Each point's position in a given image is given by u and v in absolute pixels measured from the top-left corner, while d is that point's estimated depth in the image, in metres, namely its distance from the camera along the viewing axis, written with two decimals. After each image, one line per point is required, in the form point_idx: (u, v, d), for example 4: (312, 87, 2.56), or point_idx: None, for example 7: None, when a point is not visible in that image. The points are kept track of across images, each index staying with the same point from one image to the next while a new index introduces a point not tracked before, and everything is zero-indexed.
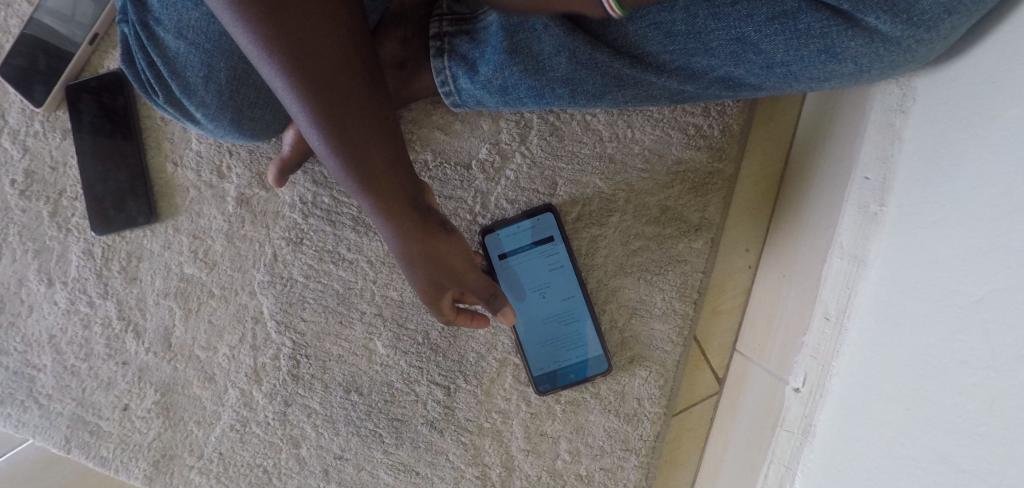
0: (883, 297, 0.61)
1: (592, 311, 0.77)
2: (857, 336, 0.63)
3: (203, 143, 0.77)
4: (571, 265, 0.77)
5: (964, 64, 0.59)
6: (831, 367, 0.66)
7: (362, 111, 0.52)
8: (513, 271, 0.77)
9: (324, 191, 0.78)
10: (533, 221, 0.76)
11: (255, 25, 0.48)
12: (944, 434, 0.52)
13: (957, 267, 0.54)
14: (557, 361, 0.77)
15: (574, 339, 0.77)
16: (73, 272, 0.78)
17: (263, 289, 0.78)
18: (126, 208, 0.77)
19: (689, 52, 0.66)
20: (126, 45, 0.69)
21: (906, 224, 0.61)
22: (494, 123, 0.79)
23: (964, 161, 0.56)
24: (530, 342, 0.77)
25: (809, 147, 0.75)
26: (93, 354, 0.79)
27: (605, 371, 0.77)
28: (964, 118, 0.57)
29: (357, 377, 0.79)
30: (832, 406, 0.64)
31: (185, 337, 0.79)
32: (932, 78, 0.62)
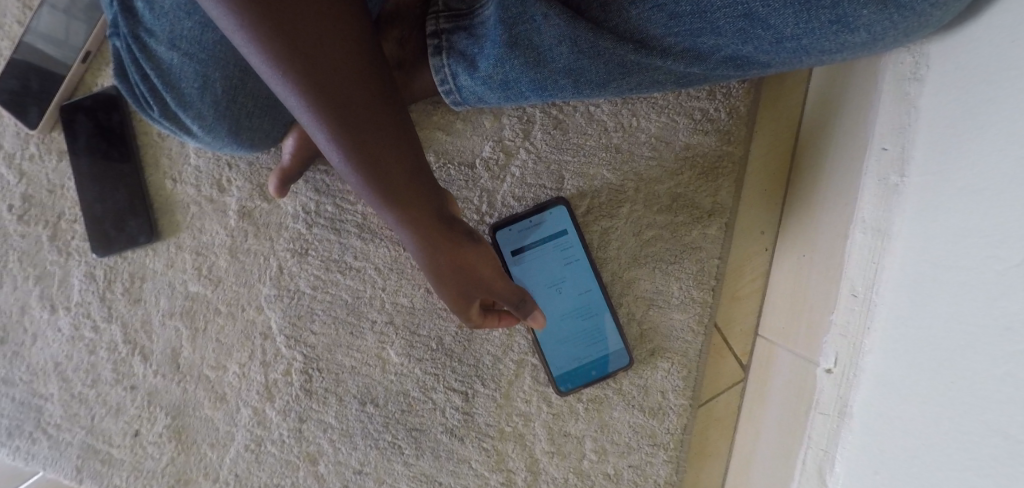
0: (913, 269, 0.60)
1: (609, 303, 0.75)
2: (888, 311, 0.61)
3: (202, 158, 0.76)
4: (586, 258, 0.75)
5: (977, 24, 0.56)
6: (863, 346, 0.63)
7: (379, 122, 0.51)
8: (526, 269, 0.75)
9: (326, 199, 0.76)
10: (544, 214, 0.75)
11: (265, 44, 0.47)
12: (994, 404, 0.50)
13: (990, 235, 0.52)
14: (578, 358, 0.75)
15: (593, 334, 0.75)
16: (76, 296, 0.76)
17: (270, 303, 0.76)
18: (126, 228, 0.75)
19: (694, 32, 0.64)
20: (119, 60, 0.67)
21: (931, 193, 0.59)
22: (496, 120, 0.77)
23: (988, 125, 0.54)
24: (548, 341, 0.75)
25: (817, 124, 0.74)
26: (100, 380, 0.77)
27: (627, 364, 0.76)
28: (984, 80, 0.55)
29: (371, 388, 0.76)
30: (868, 385, 0.62)
31: (194, 357, 0.77)
32: (947, 42, 0.60)
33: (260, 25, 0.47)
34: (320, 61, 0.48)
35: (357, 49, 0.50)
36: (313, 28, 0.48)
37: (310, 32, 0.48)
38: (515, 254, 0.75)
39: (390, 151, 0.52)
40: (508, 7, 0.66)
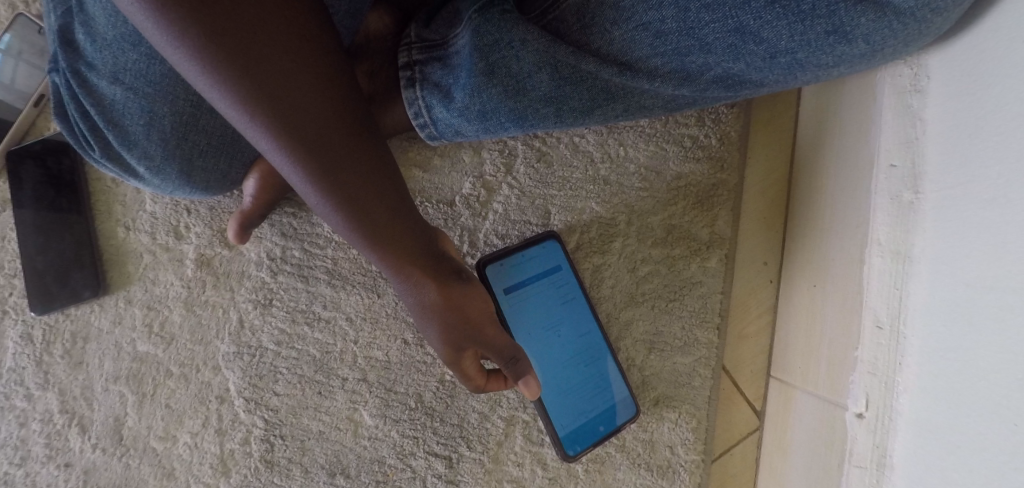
0: (944, 294, 0.54)
1: (611, 347, 0.69)
2: (922, 343, 0.55)
3: (158, 203, 0.70)
4: (582, 297, 0.69)
5: (985, 27, 0.53)
6: (896, 384, 0.57)
7: (360, 161, 0.46)
8: (520, 310, 0.67)
9: (294, 245, 0.70)
10: (537, 249, 0.69)
11: (229, 79, 0.41)
12: None
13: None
14: (582, 412, 0.67)
15: (597, 383, 0.68)
16: (9, 362, 0.68)
17: (228, 363, 0.69)
18: (69, 281, 0.68)
19: (682, 51, 0.60)
20: (58, 96, 0.62)
21: (952, 210, 0.54)
22: (476, 155, 0.73)
23: (1010, 134, 0.50)
24: (550, 392, 0.67)
25: (812, 143, 0.71)
26: (29, 458, 0.67)
27: (635, 416, 0.68)
28: (998, 86, 0.51)
29: (341, 456, 0.67)
30: (908, 430, 0.56)
31: (139, 426, 0.68)
32: (951, 51, 0.56)
33: (223, 66, 0.41)
34: (292, 102, 0.43)
35: (330, 81, 0.44)
36: (283, 64, 0.42)
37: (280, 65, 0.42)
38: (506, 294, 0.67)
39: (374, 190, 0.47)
40: (482, 34, 0.62)
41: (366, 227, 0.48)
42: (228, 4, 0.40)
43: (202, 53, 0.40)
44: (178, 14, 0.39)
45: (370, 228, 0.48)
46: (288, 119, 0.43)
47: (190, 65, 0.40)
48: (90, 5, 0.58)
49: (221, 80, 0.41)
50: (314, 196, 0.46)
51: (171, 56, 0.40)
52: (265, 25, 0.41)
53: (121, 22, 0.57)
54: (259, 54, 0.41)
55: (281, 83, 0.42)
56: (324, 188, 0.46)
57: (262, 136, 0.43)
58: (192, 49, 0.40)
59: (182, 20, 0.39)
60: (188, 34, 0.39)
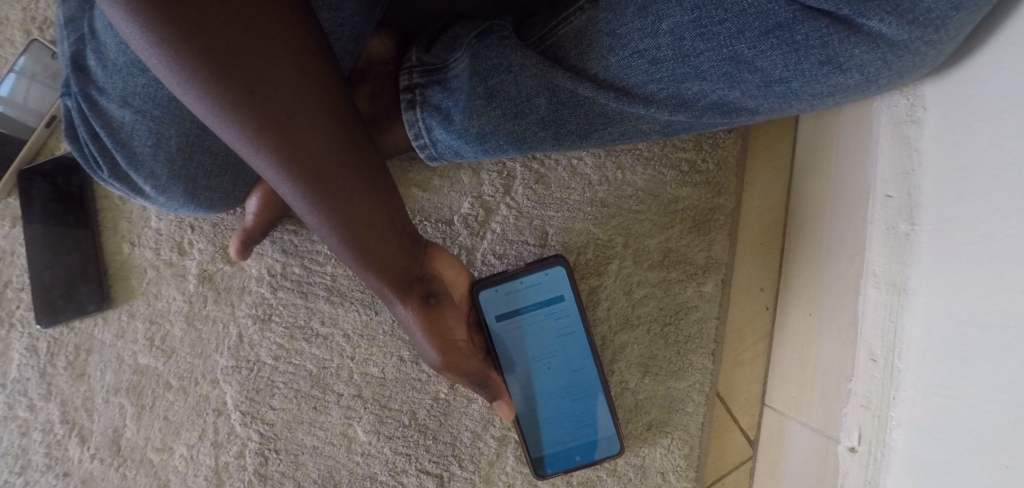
0: (939, 327, 0.54)
1: (603, 387, 0.67)
2: (916, 377, 0.55)
3: (163, 220, 0.72)
4: (581, 332, 0.67)
5: (982, 61, 0.53)
6: (889, 419, 0.57)
7: (356, 189, 0.48)
8: (512, 334, 0.67)
9: (294, 261, 0.71)
10: (540, 275, 0.67)
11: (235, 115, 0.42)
12: None
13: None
14: (561, 441, 0.68)
15: (581, 417, 0.67)
16: (14, 372, 0.70)
17: (227, 376, 0.70)
18: (75, 296, 0.70)
19: (678, 78, 0.60)
20: (69, 119, 0.64)
21: (948, 245, 0.54)
22: (475, 176, 0.74)
23: (1008, 169, 0.49)
24: (529, 418, 0.67)
25: (807, 170, 0.71)
26: (30, 467, 0.69)
27: (616, 455, 0.68)
28: (992, 119, 0.51)
29: (334, 471, 0.68)
30: (901, 467, 0.55)
31: (137, 438, 0.69)
32: (947, 84, 0.57)
33: (230, 102, 0.42)
34: (294, 135, 0.44)
35: (330, 114, 0.46)
36: (288, 99, 0.44)
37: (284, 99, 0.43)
38: (498, 317, 0.67)
39: (365, 214, 0.50)
40: (481, 59, 0.65)
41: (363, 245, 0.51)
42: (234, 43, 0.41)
43: (209, 89, 0.41)
44: (188, 55, 0.40)
45: (367, 245, 0.51)
46: (289, 152, 0.45)
47: (199, 100, 0.42)
48: (100, 33, 0.60)
49: (227, 115, 0.43)
50: (311, 218, 0.49)
51: (178, 90, 0.42)
52: (271, 62, 0.42)
53: (126, 48, 0.59)
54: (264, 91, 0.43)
55: (284, 118, 0.44)
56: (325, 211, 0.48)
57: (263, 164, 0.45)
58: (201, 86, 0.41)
59: (190, 60, 0.40)
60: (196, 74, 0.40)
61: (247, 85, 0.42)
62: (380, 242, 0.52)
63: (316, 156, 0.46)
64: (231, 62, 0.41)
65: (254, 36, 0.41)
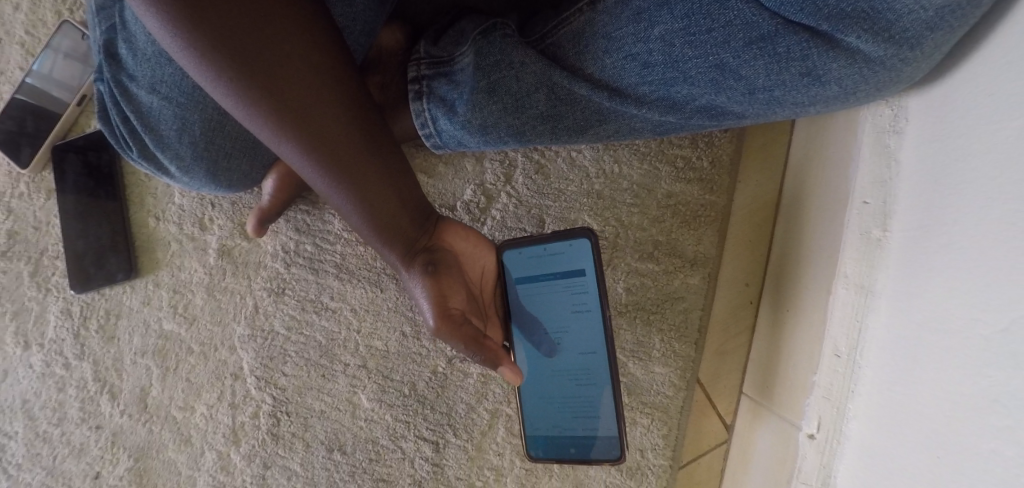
0: (897, 328, 0.57)
1: (610, 380, 0.65)
2: (874, 373, 0.59)
3: (186, 197, 0.78)
4: (597, 314, 0.65)
5: (957, 78, 0.55)
6: (847, 411, 0.61)
7: (368, 167, 0.53)
8: (528, 301, 0.67)
9: (306, 239, 0.76)
10: (564, 244, 0.66)
11: (252, 100, 0.47)
12: (978, 477, 0.47)
13: (974, 300, 0.50)
14: (560, 426, 0.68)
15: (585, 409, 0.67)
16: (51, 333, 0.77)
17: (243, 344, 0.76)
18: (106, 265, 0.77)
19: (668, 82, 0.64)
20: (102, 103, 0.69)
21: (913, 251, 0.57)
22: (478, 164, 0.79)
23: (972, 184, 0.52)
24: (533, 392, 0.69)
25: (801, 172, 0.73)
26: (66, 419, 0.76)
27: (612, 457, 0.66)
28: (961, 134, 0.54)
29: (340, 434, 0.74)
30: (852, 454, 0.60)
31: (162, 397, 0.76)
32: (925, 97, 0.59)
33: (247, 89, 0.46)
34: (312, 122, 0.49)
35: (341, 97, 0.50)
36: (300, 85, 0.48)
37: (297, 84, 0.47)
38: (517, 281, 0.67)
39: (381, 189, 0.54)
40: (484, 54, 0.68)
41: (375, 214, 0.55)
42: (248, 36, 0.45)
43: (232, 85, 0.46)
44: (207, 48, 0.44)
45: (379, 214, 0.55)
46: (307, 138, 0.49)
47: (224, 94, 0.47)
48: (131, 23, 0.64)
49: (249, 107, 0.47)
50: (328, 190, 0.53)
51: (206, 85, 0.47)
52: (284, 52, 0.46)
53: (154, 39, 0.63)
54: (278, 77, 0.47)
55: (301, 106, 0.48)
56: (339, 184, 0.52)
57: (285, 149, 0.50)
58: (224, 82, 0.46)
59: (209, 52, 0.44)
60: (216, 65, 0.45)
61: (265, 81, 0.46)
62: (394, 214, 0.57)
63: (333, 141, 0.50)
64: (248, 61, 0.45)
65: (269, 37, 0.45)
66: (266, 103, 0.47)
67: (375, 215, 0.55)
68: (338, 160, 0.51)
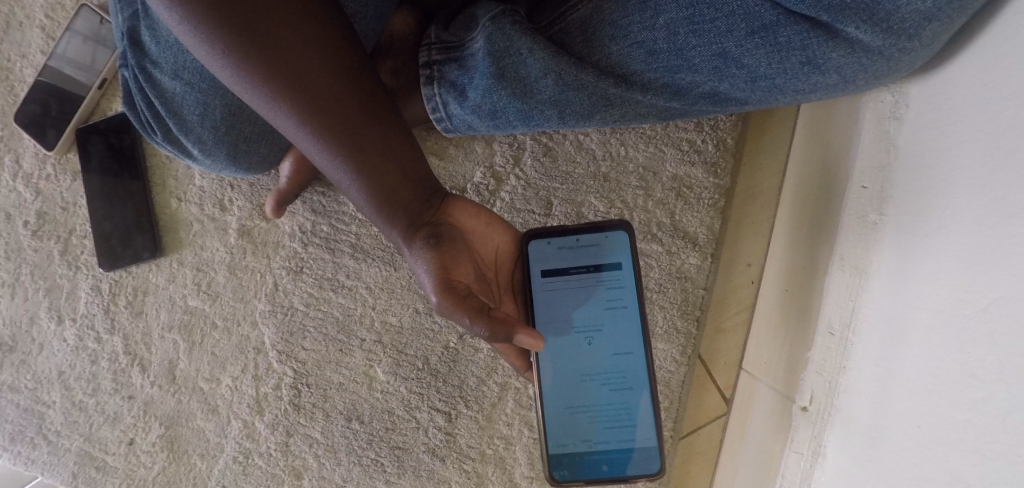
0: (886, 308, 0.57)
1: (649, 382, 0.66)
2: (864, 352, 0.59)
3: (206, 179, 0.81)
4: (634, 309, 0.67)
5: (961, 60, 0.54)
6: (838, 385, 0.61)
7: (367, 136, 0.54)
8: (555, 296, 0.68)
9: (322, 220, 0.80)
10: (599, 237, 0.68)
11: (251, 68, 0.49)
12: (957, 452, 0.48)
13: (963, 279, 0.50)
14: (590, 441, 0.67)
15: (620, 416, 0.67)
16: (82, 308, 0.82)
17: (265, 319, 0.80)
18: (132, 244, 0.81)
19: (672, 70, 0.64)
20: (127, 87, 0.71)
21: (904, 232, 0.57)
22: (488, 147, 0.82)
23: (968, 161, 0.51)
24: (560, 402, 0.67)
25: (809, 153, 0.72)
26: (100, 389, 0.81)
27: (651, 468, 0.66)
28: (957, 114, 0.53)
29: (358, 405, 0.78)
30: (842, 427, 0.60)
31: (190, 369, 0.80)
32: (923, 84, 0.58)
33: (243, 57, 0.49)
34: (302, 89, 0.51)
35: (338, 67, 0.52)
36: (296, 53, 0.50)
37: (293, 52, 0.50)
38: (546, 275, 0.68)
39: (375, 157, 0.55)
40: (495, 41, 0.66)
41: (378, 184, 0.56)
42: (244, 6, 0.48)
43: (225, 55, 0.49)
44: (205, 19, 0.47)
45: (382, 184, 0.56)
46: (298, 104, 0.51)
47: (224, 65, 0.49)
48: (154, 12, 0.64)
49: (241, 75, 0.50)
50: (330, 161, 0.54)
51: (203, 59, 0.50)
52: (280, 22, 0.49)
53: None
54: (274, 46, 0.49)
55: (290, 74, 0.50)
56: (340, 152, 0.54)
57: (279, 117, 0.52)
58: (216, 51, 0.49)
59: (208, 23, 0.47)
60: (214, 34, 0.48)
61: (254, 50, 0.49)
62: (393, 185, 0.57)
63: (325, 108, 0.52)
64: (239, 30, 0.48)
65: (258, 7, 0.48)
66: (263, 70, 0.50)
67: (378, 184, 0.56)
68: (337, 127, 0.53)
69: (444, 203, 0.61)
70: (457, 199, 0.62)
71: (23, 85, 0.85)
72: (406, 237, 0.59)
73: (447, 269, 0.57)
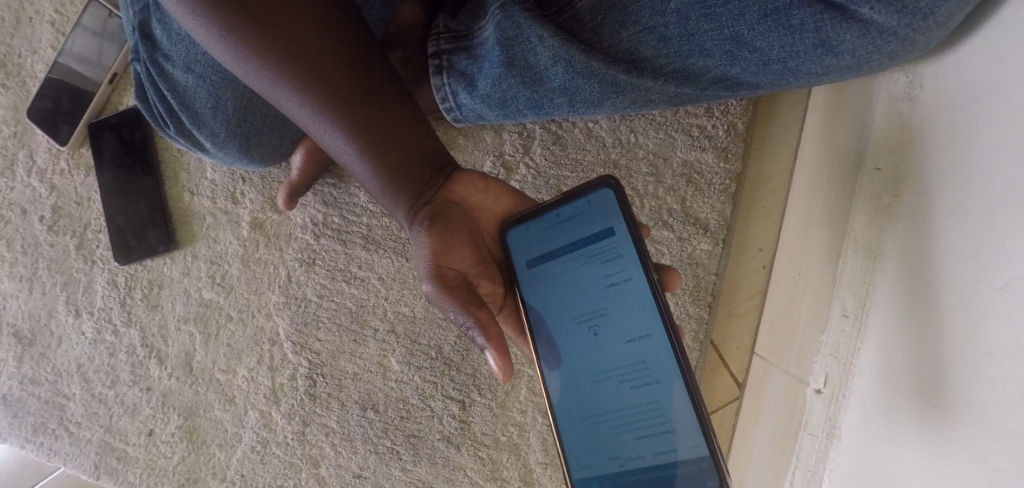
0: (900, 288, 0.56)
1: (679, 369, 0.55)
2: (878, 333, 0.58)
3: (217, 172, 0.82)
4: (641, 281, 0.58)
5: (978, 35, 0.52)
6: (852, 367, 0.60)
7: (368, 112, 0.56)
8: (549, 280, 0.61)
9: (334, 212, 0.80)
10: (583, 204, 0.61)
11: (251, 49, 0.52)
12: (975, 429, 0.48)
13: (983, 255, 0.49)
14: (621, 458, 0.56)
15: (653, 423, 0.55)
16: (99, 301, 0.83)
17: (279, 310, 0.81)
18: (146, 238, 0.82)
19: (683, 54, 0.63)
20: (139, 82, 0.71)
21: (920, 212, 0.55)
22: (497, 136, 0.84)
23: (983, 133, 0.50)
24: (576, 415, 0.58)
25: (822, 137, 0.71)
26: (119, 381, 0.82)
27: (707, 484, 0.53)
28: (974, 89, 0.51)
29: (373, 394, 0.79)
30: (858, 408, 0.59)
31: (206, 360, 0.81)
32: (939, 63, 0.56)
33: (244, 38, 0.51)
34: (298, 66, 0.53)
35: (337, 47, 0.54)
36: (295, 34, 0.52)
37: (292, 34, 0.52)
38: (537, 264, 0.61)
39: (372, 130, 0.57)
40: (504, 29, 0.65)
41: (380, 162, 0.58)
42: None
43: (225, 37, 0.51)
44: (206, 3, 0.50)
45: (384, 162, 0.58)
46: (297, 80, 0.54)
47: (228, 48, 0.52)
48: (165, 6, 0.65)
49: (241, 56, 0.53)
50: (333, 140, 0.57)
51: (206, 43, 0.53)
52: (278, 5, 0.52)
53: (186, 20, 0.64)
54: (274, 28, 0.52)
55: (287, 52, 0.53)
56: (341, 130, 0.56)
57: (280, 94, 0.55)
58: (216, 33, 0.52)
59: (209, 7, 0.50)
60: (216, 18, 0.51)
61: (254, 31, 0.51)
62: (394, 159, 0.58)
63: (322, 84, 0.54)
64: (238, 12, 0.51)
65: None
66: (264, 51, 0.52)
67: (379, 163, 0.58)
68: (338, 105, 0.55)
69: (447, 177, 0.61)
70: (462, 171, 0.62)
71: (34, 81, 0.86)
72: (406, 212, 0.61)
73: (443, 253, 0.58)
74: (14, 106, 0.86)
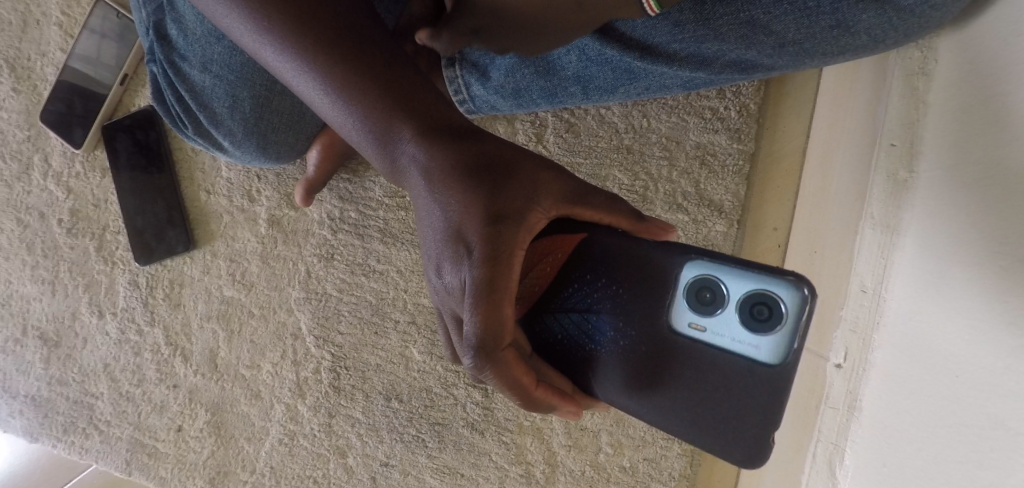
0: (919, 263, 0.55)
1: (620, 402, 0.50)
2: (896, 310, 0.57)
3: (232, 171, 0.85)
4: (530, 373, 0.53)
5: (994, 6, 0.50)
6: (872, 341, 0.59)
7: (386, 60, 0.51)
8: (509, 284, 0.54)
9: (350, 206, 0.82)
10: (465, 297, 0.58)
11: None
12: (997, 397, 0.46)
13: (1009, 222, 0.47)
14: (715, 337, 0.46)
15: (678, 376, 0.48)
16: (122, 302, 0.87)
17: (300, 305, 0.83)
18: (166, 237, 0.85)
19: (698, 39, 0.59)
20: (156, 83, 0.71)
21: (938, 192, 0.54)
22: (510, 127, 0.86)
23: (1004, 103, 0.48)
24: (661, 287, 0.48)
25: (829, 114, 0.71)
26: (145, 380, 0.86)
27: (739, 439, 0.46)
28: (992, 61, 0.49)
29: (396, 384, 0.81)
30: (878, 380, 0.58)
31: (231, 357, 0.84)
32: (955, 36, 0.54)
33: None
34: (299, 10, 0.49)
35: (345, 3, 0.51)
36: None
37: None
38: None
39: (378, 77, 0.50)
40: None
41: (410, 102, 0.51)
42: None
43: None
44: None
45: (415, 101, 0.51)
46: (295, 25, 0.49)
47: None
48: (179, 4, 0.64)
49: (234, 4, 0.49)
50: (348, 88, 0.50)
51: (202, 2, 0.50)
52: None
53: (203, 19, 0.64)
54: None
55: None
56: (354, 71, 0.50)
57: (278, 48, 0.50)
58: None
59: None
60: None
61: None
62: (420, 103, 0.51)
63: (322, 21, 0.49)
64: None
65: None
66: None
67: (409, 99, 0.51)
68: (349, 48, 0.50)
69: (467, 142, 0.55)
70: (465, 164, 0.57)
71: (44, 83, 0.89)
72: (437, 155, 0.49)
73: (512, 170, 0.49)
74: (26, 109, 0.89)
